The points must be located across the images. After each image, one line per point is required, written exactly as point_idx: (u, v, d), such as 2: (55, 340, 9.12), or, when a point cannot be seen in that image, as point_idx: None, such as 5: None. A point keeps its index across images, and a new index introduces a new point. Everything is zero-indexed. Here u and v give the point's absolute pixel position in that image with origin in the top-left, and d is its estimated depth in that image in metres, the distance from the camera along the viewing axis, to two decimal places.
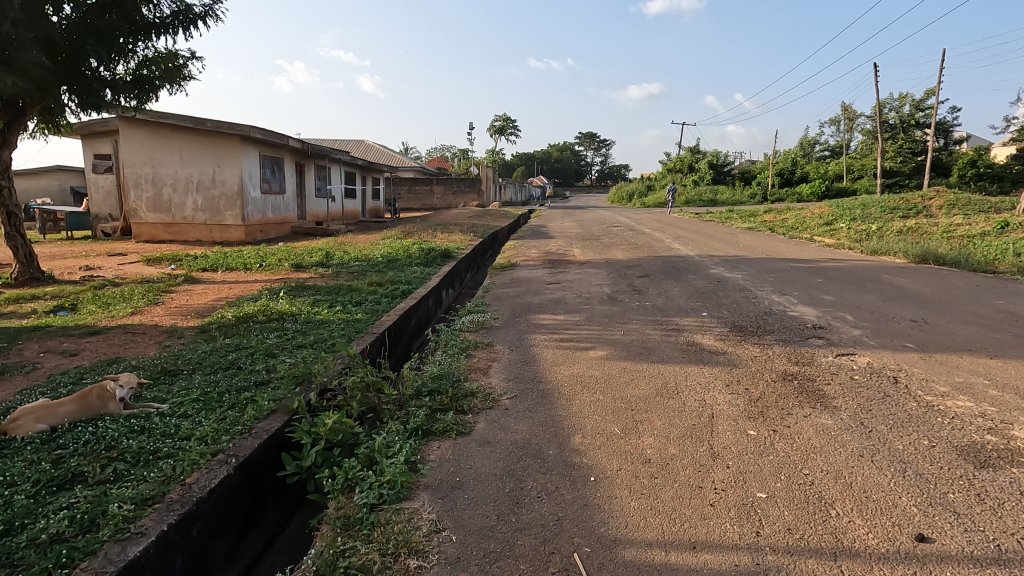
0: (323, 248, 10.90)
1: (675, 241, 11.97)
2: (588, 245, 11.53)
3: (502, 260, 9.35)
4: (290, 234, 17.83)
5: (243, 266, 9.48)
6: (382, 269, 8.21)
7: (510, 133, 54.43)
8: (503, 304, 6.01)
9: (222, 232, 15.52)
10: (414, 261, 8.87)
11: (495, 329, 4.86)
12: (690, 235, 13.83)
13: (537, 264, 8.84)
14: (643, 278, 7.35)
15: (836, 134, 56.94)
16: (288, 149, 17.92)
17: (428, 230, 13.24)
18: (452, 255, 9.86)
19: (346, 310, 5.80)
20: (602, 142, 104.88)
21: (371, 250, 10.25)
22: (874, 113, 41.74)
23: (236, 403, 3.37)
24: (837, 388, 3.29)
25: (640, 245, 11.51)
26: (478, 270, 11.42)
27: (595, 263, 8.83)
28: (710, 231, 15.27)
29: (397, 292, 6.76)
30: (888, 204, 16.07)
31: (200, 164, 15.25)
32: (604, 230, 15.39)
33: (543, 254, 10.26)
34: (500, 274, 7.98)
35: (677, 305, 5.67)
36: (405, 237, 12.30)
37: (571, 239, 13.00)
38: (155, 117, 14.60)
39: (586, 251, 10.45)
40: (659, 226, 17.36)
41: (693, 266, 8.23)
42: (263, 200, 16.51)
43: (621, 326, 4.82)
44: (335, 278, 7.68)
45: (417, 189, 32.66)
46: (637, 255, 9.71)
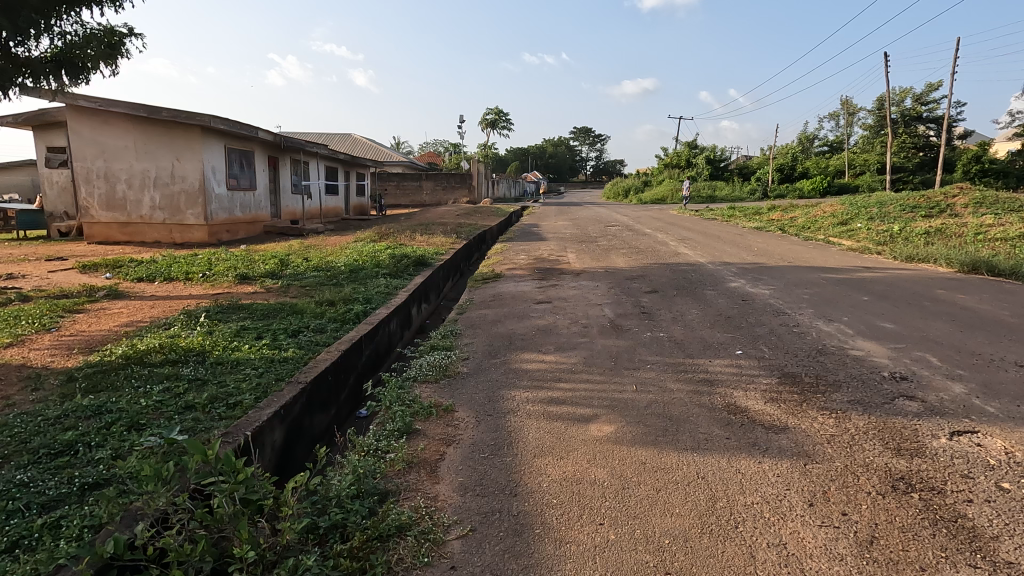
0: (282, 255, 9.58)
1: (681, 245, 10.75)
2: (585, 249, 10.28)
3: (484, 269, 8.09)
4: (261, 234, 16.48)
5: (184, 276, 8.15)
6: (339, 283, 6.93)
7: (503, 126, 53.07)
8: (479, 333, 4.77)
9: (183, 233, 14.18)
10: (379, 272, 7.59)
11: (461, 379, 3.61)
12: (695, 236, 12.59)
13: (525, 274, 7.58)
14: (652, 294, 6.11)
15: (836, 129, 56.02)
16: (259, 142, 16.53)
17: (408, 231, 11.97)
18: (427, 263, 8.56)
19: (275, 344, 4.53)
20: (597, 137, 103.53)
21: (336, 257, 8.94)
22: (877, 107, 40.75)
23: (21, 538, 2.09)
24: (994, 516, 2.03)
25: (643, 248, 10.29)
26: (459, 279, 10.12)
27: (593, 273, 7.58)
28: (717, 232, 14.05)
29: (349, 315, 5.50)
30: (908, 202, 14.92)
31: (157, 158, 13.87)
32: (602, 230, 14.13)
33: (534, 260, 9.00)
34: (480, 289, 6.71)
35: (701, 337, 4.43)
36: (380, 239, 10.98)
37: (565, 241, 11.74)
38: (104, 104, 13.18)
39: (583, 257, 9.21)
40: (660, 226, 16.15)
41: (708, 278, 6.99)
42: (230, 197, 15.14)
43: (632, 374, 3.57)
44: (282, 295, 6.41)
45: (405, 184, 31.30)
46: (641, 263, 8.47)
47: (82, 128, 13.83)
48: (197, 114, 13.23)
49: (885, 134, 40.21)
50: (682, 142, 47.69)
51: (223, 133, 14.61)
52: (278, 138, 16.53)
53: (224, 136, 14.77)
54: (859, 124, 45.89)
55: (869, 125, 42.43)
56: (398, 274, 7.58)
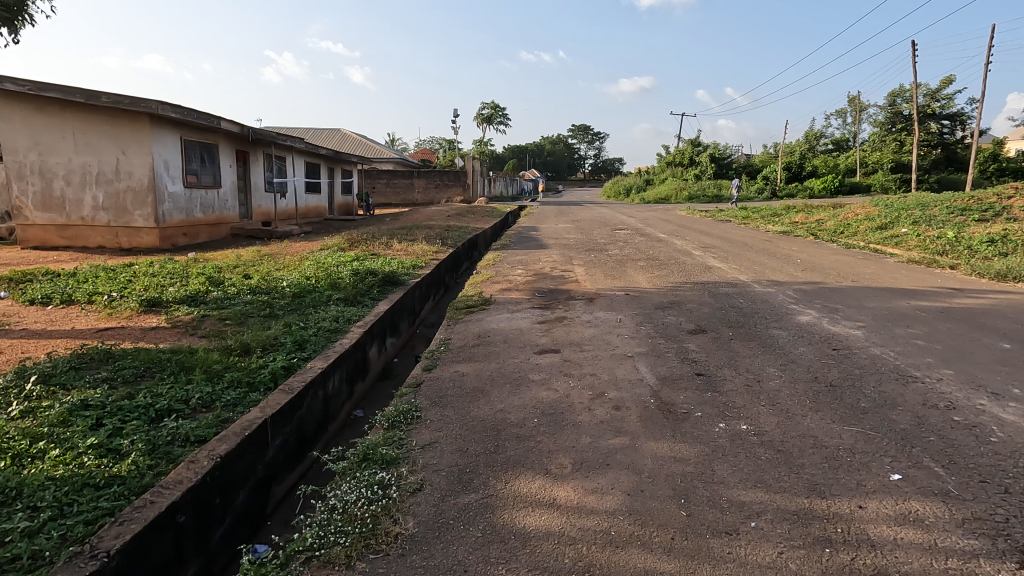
0: (224, 269, 7.79)
1: (708, 256, 9.05)
2: (595, 261, 8.56)
3: (471, 291, 6.36)
4: (227, 238, 14.71)
5: (85, 299, 6.36)
6: (273, 316, 5.16)
7: (499, 122, 51.28)
8: (450, 417, 3.01)
9: (131, 237, 12.38)
10: (331, 296, 5.82)
11: (396, 562, 1.86)
12: (720, 244, 10.86)
13: (523, 300, 5.82)
14: (698, 336, 4.38)
15: (842, 127, 54.35)
16: (223, 134, 14.71)
17: (386, 237, 10.22)
18: (399, 282, 6.79)
19: (108, 442, 2.75)
20: (596, 134, 101.75)
21: (286, 274, 7.16)
22: (889, 103, 39.23)
23: None
24: None
25: (665, 261, 8.54)
26: (442, 300, 8.38)
27: (611, 298, 5.85)
28: (741, 238, 12.33)
29: (261, 373, 3.73)
30: (953, 203, 13.27)
31: (100, 151, 12.07)
32: (610, 236, 12.39)
33: (533, 276, 7.25)
34: (463, 324, 4.97)
35: (812, 434, 2.69)
36: (350, 248, 9.21)
37: (570, 250, 9.98)
38: (34, 88, 11.35)
39: (594, 272, 7.48)
40: (675, 229, 14.42)
41: (766, 309, 5.26)
42: (187, 196, 13.35)
43: (729, 555, 1.83)
44: (187, 337, 4.65)
45: (396, 183, 29.48)
46: (669, 282, 6.75)
47: (11, 116, 11.98)
48: (145, 100, 11.43)
49: (897, 132, 38.73)
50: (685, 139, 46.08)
51: (177, 123, 12.81)
52: (246, 129, 14.72)
53: (179, 126, 12.97)
54: (868, 121, 44.43)
55: (879, 122, 40.88)
56: (357, 300, 5.81)
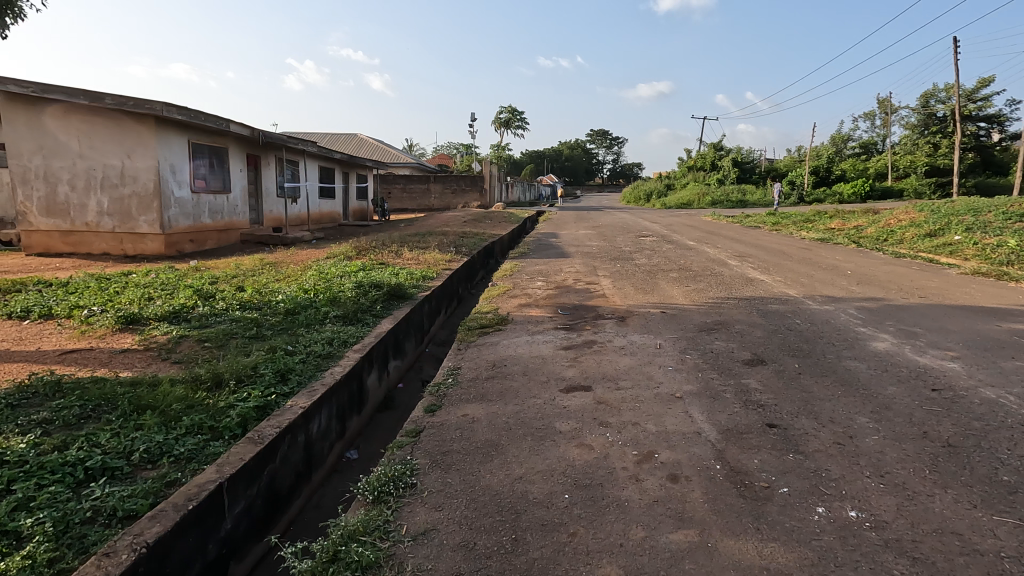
0: (220, 280, 7.22)
1: (747, 267, 8.23)
2: (622, 272, 7.80)
3: (486, 307, 5.66)
4: (236, 244, 14.27)
5: (64, 313, 5.82)
6: (259, 338, 4.53)
7: (517, 126, 50.79)
8: (454, 486, 2.32)
9: (136, 243, 11.97)
10: (327, 313, 5.18)
11: None
12: (757, 253, 10.01)
13: (545, 319, 5.10)
14: (757, 370, 3.62)
15: (871, 129, 52.69)
16: (233, 138, 14.28)
17: (396, 244, 9.59)
18: (406, 296, 6.12)
19: (8, 519, 2.11)
20: (615, 140, 100.98)
21: (284, 285, 6.55)
22: (923, 105, 37.77)
23: None
24: None
25: (700, 272, 7.75)
26: (455, 314, 7.73)
27: (646, 317, 5.12)
28: (777, 246, 11.45)
29: (227, 415, 3.07)
30: (1011, 209, 12.23)
31: (104, 155, 11.70)
32: (636, 243, 11.61)
33: (555, 289, 6.52)
34: (475, 349, 4.27)
35: (953, 530, 1.94)
36: (357, 256, 8.61)
37: (594, 259, 9.23)
38: (38, 90, 11.02)
39: (622, 286, 6.73)
40: (704, 236, 13.58)
41: (832, 334, 4.47)
42: (194, 201, 12.92)
43: None
44: (157, 363, 4.03)
45: (412, 188, 29.01)
46: (709, 298, 5.98)
47: (16, 119, 11.67)
48: (149, 101, 10.99)
49: (931, 134, 37.25)
50: (707, 143, 45.06)
51: (184, 125, 12.39)
52: (256, 132, 14.27)
53: (187, 129, 12.56)
54: (899, 123, 42.88)
55: (911, 125, 39.40)
56: (357, 317, 5.15)
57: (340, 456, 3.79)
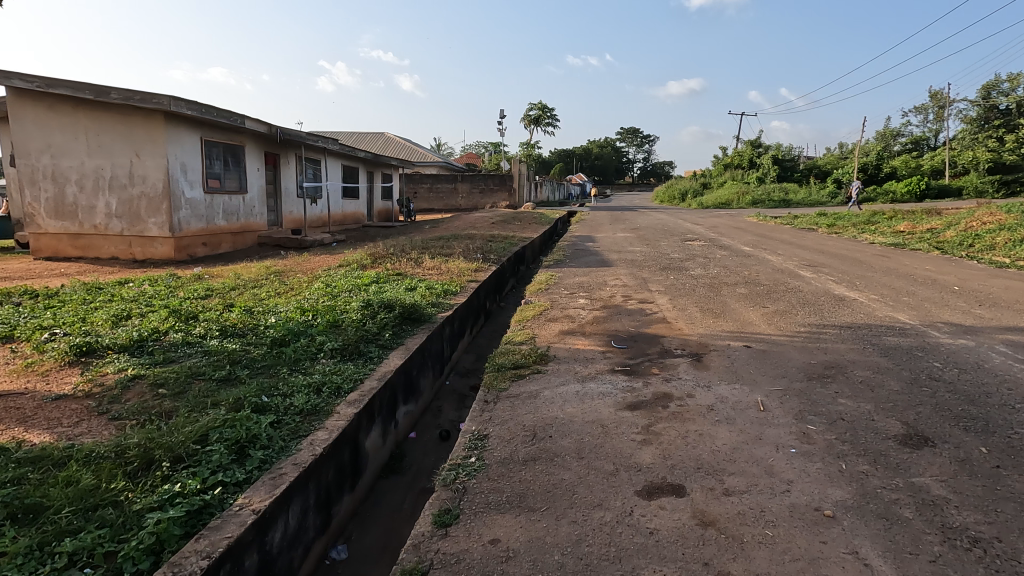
0: (214, 294, 6.31)
1: (828, 281, 6.93)
2: (679, 286, 6.62)
3: (521, 335, 4.57)
4: (252, 247, 13.55)
5: (24, 335, 4.95)
6: (230, 382, 3.52)
7: (547, 124, 49.63)
8: None
9: (145, 247, 11.28)
10: (323, 343, 4.17)
11: None
12: (829, 262, 8.68)
13: (595, 355, 3.97)
14: (929, 458, 2.43)
15: (923, 124, 49.66)
16: (251, 135, 13.53)
17: (417, 251, 8.57)
18: (424, 318, 5.07)
19: None
20: (645, 138, 98.95)
21: (282, 303, 5.58)
22: (983, 97, 35.19)
23: None
24: None
25: (773, 287, 6.51)
26: (482, 335, 6.67)
27: (728, 354, 3.95)
28: (848, 253, 10.06)
29: (138, 530, 2.05)
30: None
31: (113, 153, 11.03)
32: (685, 249, 10.37)
33: (603, 310, 5.39)
34: (508, 406, 3.18)
35: None
36: (373, 266, 7.63)
37: (641, 268, 8.05)
38: (44, 84, 10.40)
39: (684, 306, 5.55)
40: (758, 241, 12.24)
41: (1001, 390, 3.23)
42: (208, 202, 12.19)
43: None
44: (88, 421, 3.05)
45: (439, 187, 28.15)
46: (800, 325, 4.76)
47: (24, 116, 11.09)
48: (156, 94, 10.25)
49: (991, 128, 34.67)
50: (746, 140, 43.12)
51: (197, 122, 11.66)
52: (274, 129, 13.48)
53: (201, 125, 11.83)
54: (956, 117, 40.14)
55: (969, 118, 36.82)
56: (360, 351, 4.12)
57: (323, 557, 2.76)
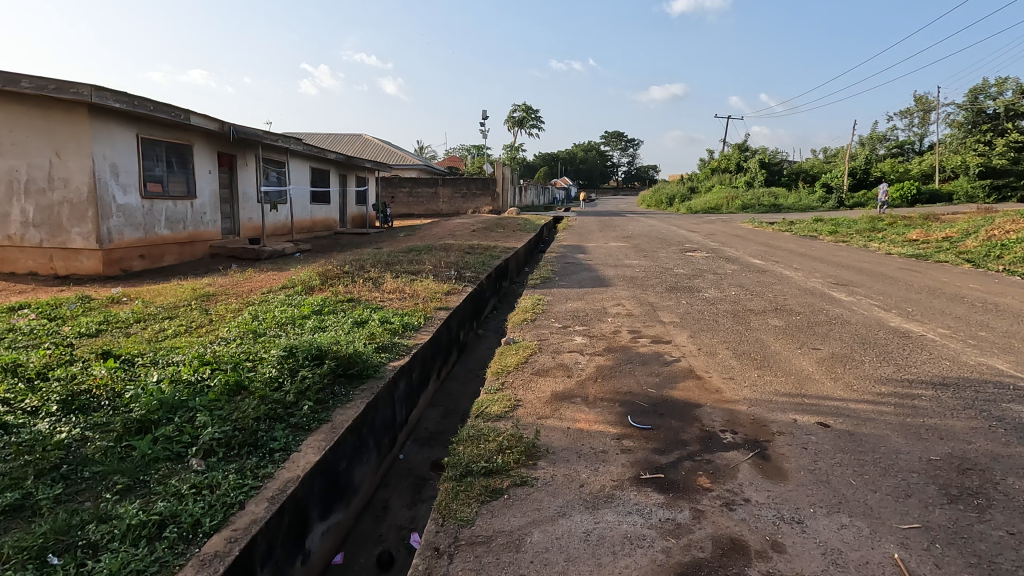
0: (106, 332, 4.89)
1: (874, 307, 5.72)
2: (696, 315, 5.36)
3: (499, 403, 3.26)
4: (201, 259, 12.06)
5: None
6: (17, 516, 2.13)
7: (532, 126, 48.52)
8: None
9: (68, 261, 9.76)
10: (202, 425, 2.79)
11: None
12: (860, 279, 7.51)
13: (608, 447, 2.67)
14: None
15: (908, 129, 49.48)
16: (200, 133, 12.05)
17: (378, 268, 7.21)
18: (369, 372, 3.71)
19: None
20: (630, 142, 98.57)
21: (182, 349, 4.17)
22: (971, 101, 34.86)
23: None
24: None
25: (812, 317, 5.28)
26: (453, 378, 5.33)
27: (802, 442, 2.68)
28: (872, 268, 8.93)
29: None
30: None
31: (29, 152, 9.52)
32: (689, 263, 9.13)
33: (608, 355, 4.11)
34: (472, 571, 1.87)
35: None
36: (321, 289, 6.25)
37: (645, 289, 6.78)
38: None
39: (713, 347, 4.28)
40: (766, 252, 11.10)
41: None
42: (146, 209, 10.70)
43: None
44: None
45: (419, 192, 26.71)
46: (876, 381, 3.51)
47: None
48: (75, 83, 8.77)
49: (980, 132, 34.25)
50: (733, 144, 42.50)
51: (132, 117, 10.19)
52: (226, 127, 12.02)
53: (137, 121, 10.35)
54: (943, 122, 39.84)
55: (956, 123, 36.42)
56: (257, 439, 2.77)
57: None
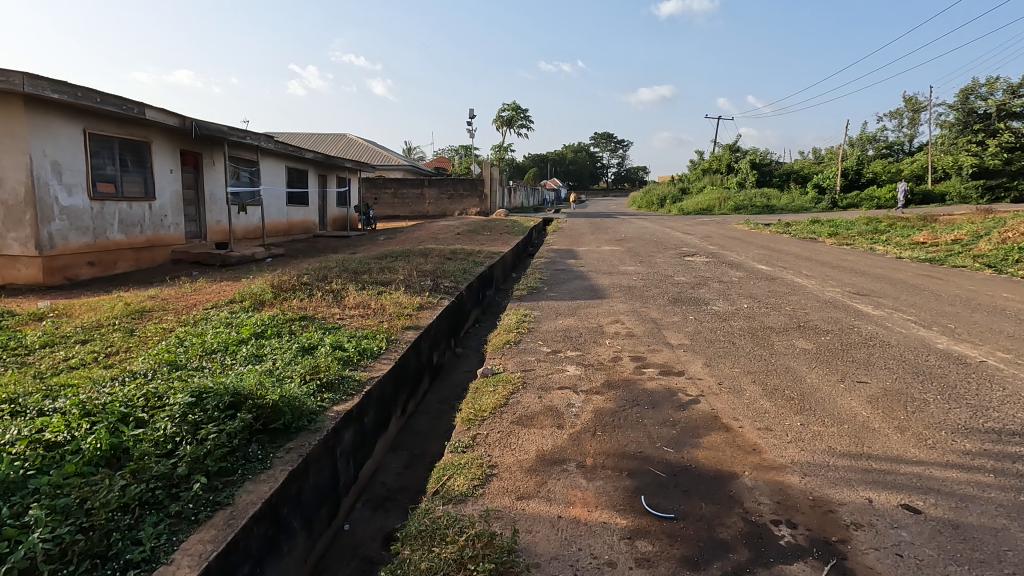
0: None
1: (910, 324, 4.96)
2: (709, 335, 4.57)
3: (467, 474, 2.43)
4: (161, 266, 11.12)
5: None
6: None
7: (521, 126, 47.74)
8: None
9: (4, 269, 8.81)
10: (31, 524, 1.92)
11: None
12: (882, 288, 6.76)
13: (617, 556, 1.86)
14: None
15: (897, 129, 49.30)
16: (158, 129, 11.11)
17: (343, 279, 6.35)
18: (302, 423, 2.85)
19: None
20: (620, 143, 98.32)
21: (70, 389, 3.29)
22: (962, 100, 34.58)
23: None
24: None
25: (844, 337, 4.50)
26: (422, 411, 4.49)
27: (891, 543, 1.88)
28: (888, 274, 8.20)
29: None
30: None
31: None
32: (690, 270, 8.35)
33: (608, 394, 3.30)
34: None
35: None
36: (272, 304, 5.38)
37: (646, 301, 5.98)
38: None
39: (737, 381, 3.47)
40: (769, 256, 10.38)
41: None
42: (95, 211, 9.74)
43: None
44: None
45: (405, 193, 25.79)
46: (955, 433, 2.73)
47: None
48: (4, 70, 7.80)
49: (972, 132, 33.87)
50: (724, 145, 42.03)
51: (77, 110, 9.24)
52: (187, 122, 11.07)
53: (83, 114, 9.40)
54: (934, 122, 39.60)
55: (948, 123, 36.08)
56: (110, 547, 1.92)
57: None
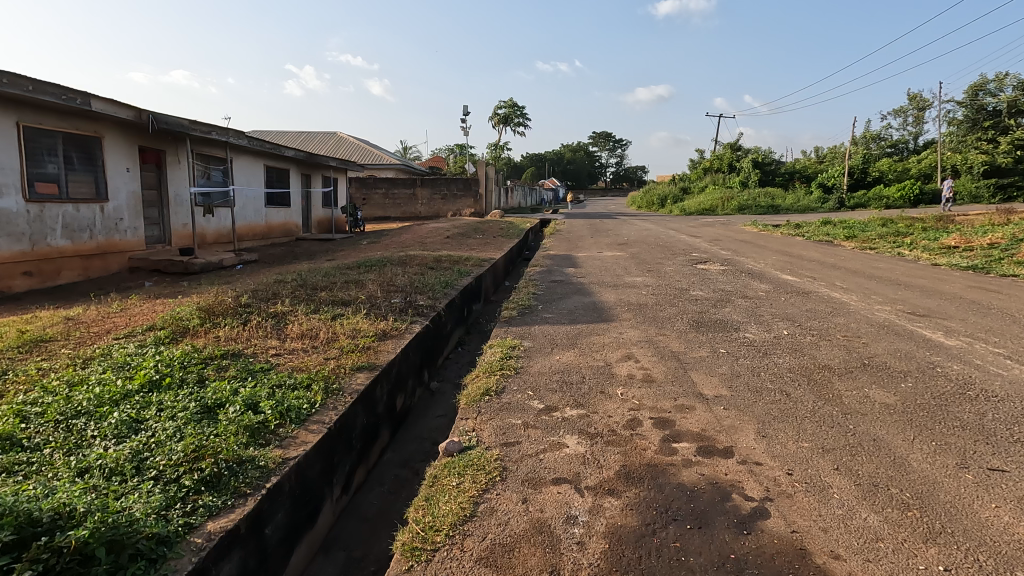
0: None
1: (1005, 360, 3.87)
2: (753, 381, 3.46)
3: None
4: (114, 275, 10.01)
5: None
6: None
7: (518, 124, 46.64)
8: None
9: None
10: None
11: None
12: (940, 306, 5.68)
13: None
14: None
15: (900, 126, 48.36)
16: (111, 123, 9.97)
17: (296, 299, 5.24)
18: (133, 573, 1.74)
19: None
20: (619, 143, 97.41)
21: None
22: (970, 97, 33.64)
23: None
24: None
25: (932, 384, 3.40)
26: (374, 484, 3.39)
27: None
28: (936, 285, 7.11)
29: None
30: None
31: None
32: (707, 282, 7.26)
33: (627, 495, 2.20)
34: None
35: None
36: (193, 335, 4.26)
37: (663, 326, 4.89)
38: None
39: (814, 468, 2.38)
40: (790, 263, 9.29)
41: None
42: (30, 215, 8.63)
43: None
44: None
45: (395, 193, 24.66)
46: None
47: None
48: None
49: (981, 130, 32.94)
50: (726, 144, 41.00)
51: (7, 99, 8.11)
52: (143, 116, 9.93)
53: (16, 104, 8.26)
54: (940, 120, 38.61)
55: (955, 121, 35.15)
56: None
57: None
